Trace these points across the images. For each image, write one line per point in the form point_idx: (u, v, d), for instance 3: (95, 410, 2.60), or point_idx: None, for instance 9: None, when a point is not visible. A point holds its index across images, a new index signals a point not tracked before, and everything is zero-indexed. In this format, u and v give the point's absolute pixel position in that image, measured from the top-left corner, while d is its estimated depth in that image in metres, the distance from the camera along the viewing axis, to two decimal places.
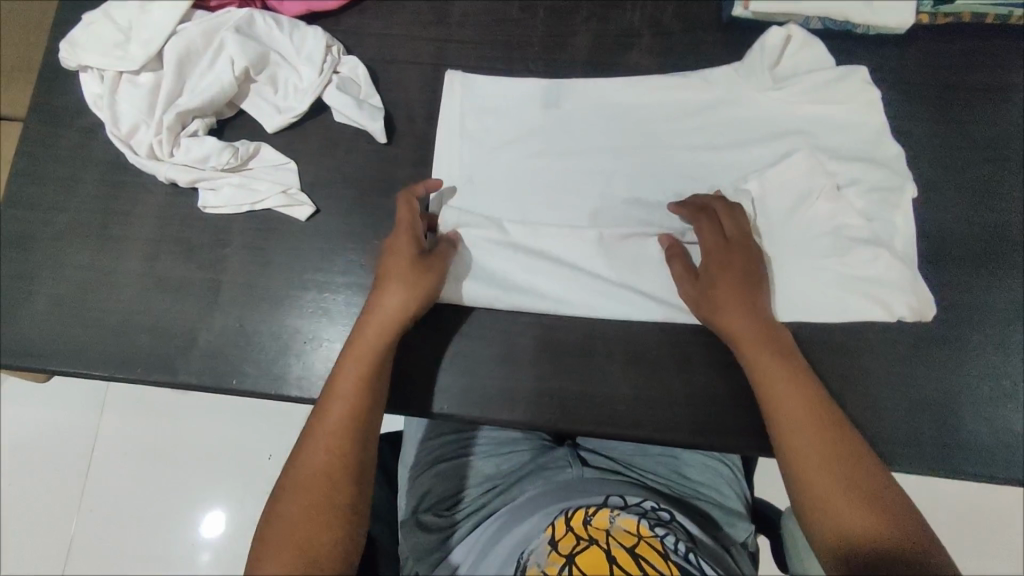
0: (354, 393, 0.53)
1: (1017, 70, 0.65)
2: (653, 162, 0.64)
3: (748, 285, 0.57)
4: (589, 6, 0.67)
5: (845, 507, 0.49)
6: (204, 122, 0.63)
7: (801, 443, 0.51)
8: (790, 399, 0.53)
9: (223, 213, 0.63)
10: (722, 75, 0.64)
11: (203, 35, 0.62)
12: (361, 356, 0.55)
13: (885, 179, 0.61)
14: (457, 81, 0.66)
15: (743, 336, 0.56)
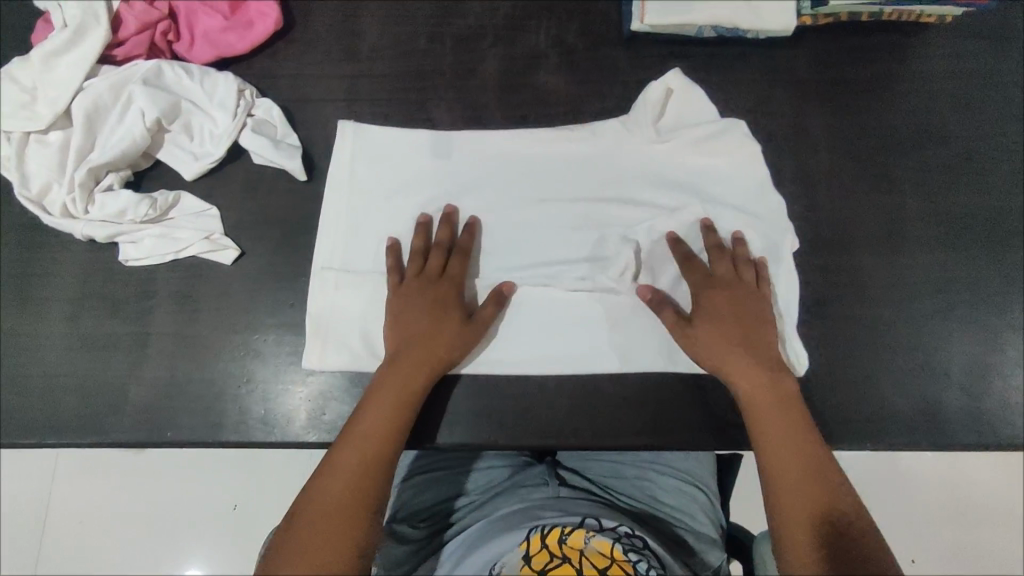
0: (395, 405, 0.57)
1: (904, 60, 0.69)
2: (565, 183, 0.66)
3: (740, 316, 0.60)
4: (494, 32, 0.70)
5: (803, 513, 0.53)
6: (118, 175, 0.63)
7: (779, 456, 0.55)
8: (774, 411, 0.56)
9: (146, 265, 0.63)
10: (611, 128, 0.66)
11: (110, 89, 0.63)
12: (406, 373, 0.58)
13: (765, 229, 0.63)
14: (349, 132, 0.66)
15: (740, 350, 0.58)
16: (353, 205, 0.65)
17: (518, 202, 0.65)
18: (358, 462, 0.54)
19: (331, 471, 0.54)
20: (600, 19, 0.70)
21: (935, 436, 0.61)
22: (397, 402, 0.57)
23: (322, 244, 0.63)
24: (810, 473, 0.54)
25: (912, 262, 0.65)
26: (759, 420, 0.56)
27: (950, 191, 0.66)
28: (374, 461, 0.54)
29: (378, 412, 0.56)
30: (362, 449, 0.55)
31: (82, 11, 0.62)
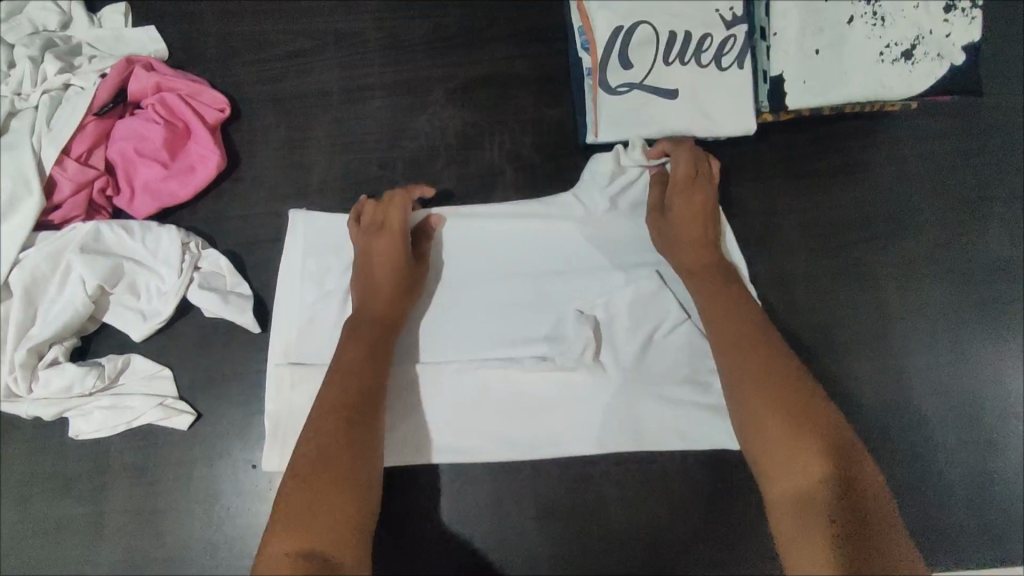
0: (352, 392, 0.52)
1: (869, 148, 0.66)
2: (527, 282, 0.62)
3: (700, 219, 0.59)
4: (447, 151, 0.67)
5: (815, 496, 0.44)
6: (62, 347, 0.60)
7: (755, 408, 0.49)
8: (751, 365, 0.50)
9: (97, 438, 0.60)
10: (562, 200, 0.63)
11: (47, 258, 0.60)
12: (358, 356, 0.55)
13: None
14: (299, 219, 0.63)
15: (717, 316, 0.55)
16: (305, 296, 0.62)
17: (479, 306, 0.62)
18: (318, 458, 0.48)
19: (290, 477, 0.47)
20: (554, 128, 0.68)
21: (937, 551, 0.58)
22: (356, 388, 0.53)
23: (274, 340, 0.60)
24: (795, 430, 0.47)
25: (899, 362, 0.62)
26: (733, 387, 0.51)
27: (930, 283, 0.64)
28: (337, 452, 0.49)
29: (328, 400, 0.52)
30: (324, 442, 0.49)
31: (12, 182, 0.59)
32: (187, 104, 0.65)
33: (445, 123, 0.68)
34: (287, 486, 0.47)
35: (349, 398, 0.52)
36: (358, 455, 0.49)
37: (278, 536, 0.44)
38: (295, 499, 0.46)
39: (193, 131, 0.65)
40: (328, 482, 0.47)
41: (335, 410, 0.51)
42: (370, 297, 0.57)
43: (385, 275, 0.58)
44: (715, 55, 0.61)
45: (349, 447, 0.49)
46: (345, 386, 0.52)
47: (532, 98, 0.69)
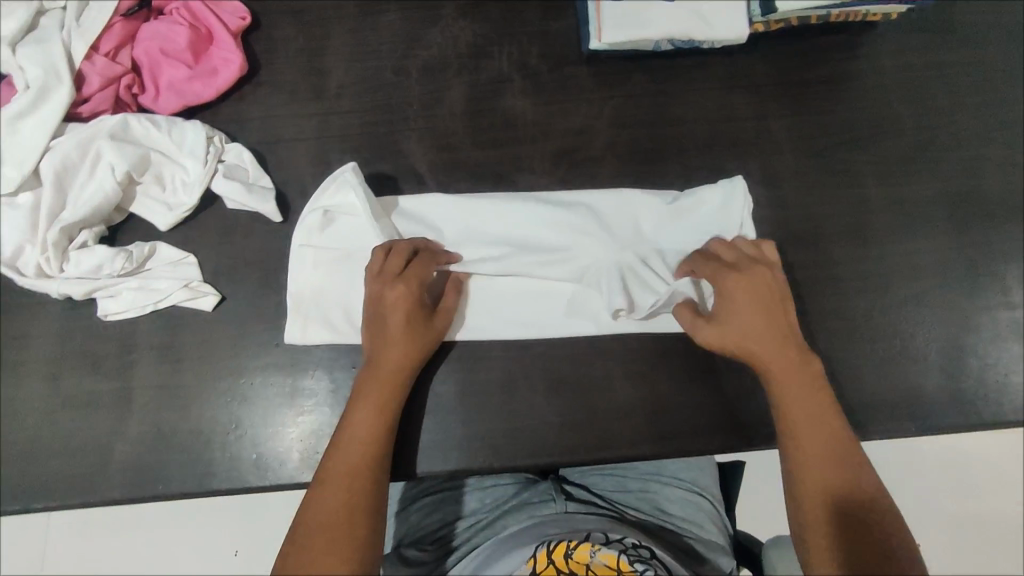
0: (372, 425, 0.55)
1: (853, 59, 0.71)
2: (532, 209, 0.66)
3: (766, 305, 0.59)
4: (458, 60, 0.71)
5: (836, 507, 0.53)
6: (92, 231, 0.63)
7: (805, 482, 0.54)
8: (799, 380, 0.57)
9: (126, 318, 0.63)
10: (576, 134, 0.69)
11: (77, 146, 0.63)
12: (381, 383, 0.57)
13: (722, 225, 0.65)
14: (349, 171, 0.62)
15: (751, 330, 0.58)
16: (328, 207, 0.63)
17: (488, 227, 0.65)
18: (345, 477, 0.53)
19: (317, 495, 0.52)
20: (559, 40, 0.72)
21: (920, 419, 0.63)
22: (380, 411, 0.56)
23: (302, 226, 0.63)
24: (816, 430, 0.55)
25: (883, 252, 0.67)
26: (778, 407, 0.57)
27: (911, 180, 0.69)
28: (355, 477, 0.53)
29: (359, 419, 0.55)
30: (349, 464, 0.53)
31: (43, 71, 0.62)
32: (210, 10, 0.68)
33: (456, 34, 0.72)
34: (316, 500, 0.52)
35: (379, 417, 0.55)
36: (374, 474, 0.53)
37: (301, 554, 0.49)
38: (313, 517, 0.51)
39: (215, 37, 0.68)
40: (347, 504, 0.51)
41: (370, 433, 0.55)
42: (388, 316, 0.58)
43: (401, 303, 0.58)
44: None
45: (373, 472, 0.53)
46: (374, 410, 0.56)
47: (538, 12, 0.72)
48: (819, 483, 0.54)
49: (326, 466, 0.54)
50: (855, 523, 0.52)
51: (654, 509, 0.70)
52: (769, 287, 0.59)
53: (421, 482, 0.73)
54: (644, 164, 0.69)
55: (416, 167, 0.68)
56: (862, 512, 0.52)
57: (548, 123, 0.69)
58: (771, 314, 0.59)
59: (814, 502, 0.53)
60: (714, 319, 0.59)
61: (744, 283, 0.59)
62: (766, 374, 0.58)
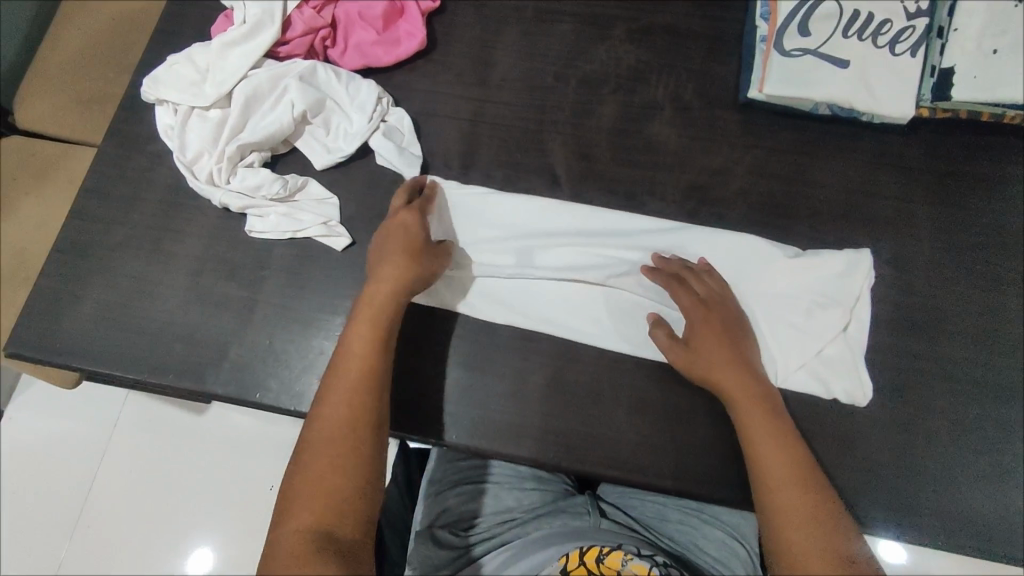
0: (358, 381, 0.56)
1: (1016, 165, 0.69)
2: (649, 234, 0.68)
3: (728, 343, 0.60)
4: (617, 79, 0.74)
5: (815, 526, 0.51)
6: (260, 155, 0.70)
7: (790, 534, 0.51)
8: (753, 411, 0.57)
9: (267, 238, 0.69)
10: (712, 174, 0.70)
11: (269, 80, 0.70)
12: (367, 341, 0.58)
13: (840, 293, 0.64)
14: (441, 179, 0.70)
15: (721, 364, 0.59)
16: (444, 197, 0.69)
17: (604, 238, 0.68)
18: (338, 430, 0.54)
19: (312, 447, 0.53)
20: (718, 82, 0.74)
21: (1010, 546, 0.59)
22: (363, 365, 0.57)
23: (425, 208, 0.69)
24: (803, 481, 0.53)
25: (1008, 365, 0.64)
26: (754, 431, 0.56)
27: None
28: (347, 431, 0.54)
29: (345, 376, 0.56)
30: (340, 418, 0.54)
31: (261, 11, 0.71)
32: None
33: (620, 56, 0.75)
34: (309, 453, 0.53)
35: (365, 371, 0.56)
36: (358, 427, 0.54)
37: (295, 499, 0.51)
38: (308, 467, 0.52)
39: (406, 12, 0.75)
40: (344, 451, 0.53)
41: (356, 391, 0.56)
42: (379, 282, 0.60)
43: (389, 268, 0.61)
44: (891, 39, 0.67)
45: (363, 423, 0.55)
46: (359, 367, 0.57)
47: (703, 52, 0.75)
48: (795, 535, 0.51)
49: (318, 419, 0.55)
50: (833, 542, 0.50)
51: (689, 546, 0.68)
52: (722, 321, 0.62)
53: (456, 464, 0.72)
54: (775, 218, 0.69)
55: (554, 168, 0.71)
56: (837, 536, 0.51)
57: (688, 156, 0.71)
58: (733, 350, 0.60)
59: (794, 521, 0.51)
60: (687, 344, 0.61)
61: (704, 316, 0.61)
62: (737, 412, 0.58)
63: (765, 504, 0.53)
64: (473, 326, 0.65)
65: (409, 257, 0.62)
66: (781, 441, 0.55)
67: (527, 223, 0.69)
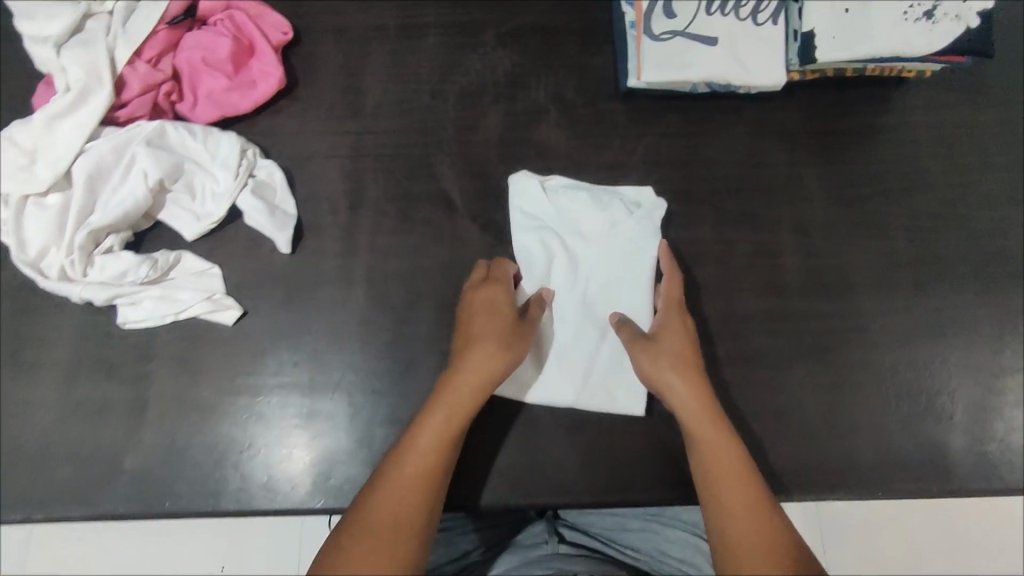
0: (457, 412, 0.53)
1: (884, 112, 0.71)
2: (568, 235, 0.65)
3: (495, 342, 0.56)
4: (496, 88, 0.71)
5: (756, 513, 0.49)
6: (118, 237, 0.62)
7: (738, 525, 0.49)
8: (707, 418, 0.54)
9: (145, 326, 0.62)
10: (607, 169, 0.69)
11: (113, 151, 0.62)
12: (485, 367, 0.55)
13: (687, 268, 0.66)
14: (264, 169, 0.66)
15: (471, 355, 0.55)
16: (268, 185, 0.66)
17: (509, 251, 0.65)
18: (433, 443, 0.52)
19: (402, 455, 0.51)
20: (598, 75, 0.72)
21: (942, 482, 0.61)
22: (481, 374, 0.54)
23: (250, 206, 0.64)
24: (752, 483, 0.51)
25: (912, 305, 0.66)
26: (699, 434, 0.54)
27: (939, 237, 0.68)
28: (425, 468, 0.51)
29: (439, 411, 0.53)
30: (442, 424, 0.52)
31: (84, 72, 0.62)
32: (253, 23, 0.69)
33: (493, 62, 0.72)
34: (418, 429, 0.52)
35: (481, 383, 0.54)
36: (448, 473, 0.52)
37: (370, 501, 0.49)
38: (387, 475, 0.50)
39: (257, 50, 0.69)
40: (425, 457, 0.51)
41: (447, 417, 0.53)
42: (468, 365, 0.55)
43: (486, 356, 0.55)
44: (752, 10, 0.67)
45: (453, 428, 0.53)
46: (494, 355, 0.55)
47: (577, 46, 0.73)
48: (742, 536, 0.48)
49: (415, 433, 0.52)
50: (777, 540, 0.48)
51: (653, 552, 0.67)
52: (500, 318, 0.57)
53: None
54: (678, 203, 0.68)
55: (447, 191, 0.67)
56: (791, 547, 0.48)
57: (581, 156, 0.69)
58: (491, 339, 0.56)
59: (743, 530, 0.49)
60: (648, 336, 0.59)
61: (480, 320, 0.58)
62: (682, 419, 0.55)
63: (712, 506, 0.51)
64: (393, 375, 0.61)
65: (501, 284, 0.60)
66: (735, 450, 0.52)
67: (357, 231, 0.66)
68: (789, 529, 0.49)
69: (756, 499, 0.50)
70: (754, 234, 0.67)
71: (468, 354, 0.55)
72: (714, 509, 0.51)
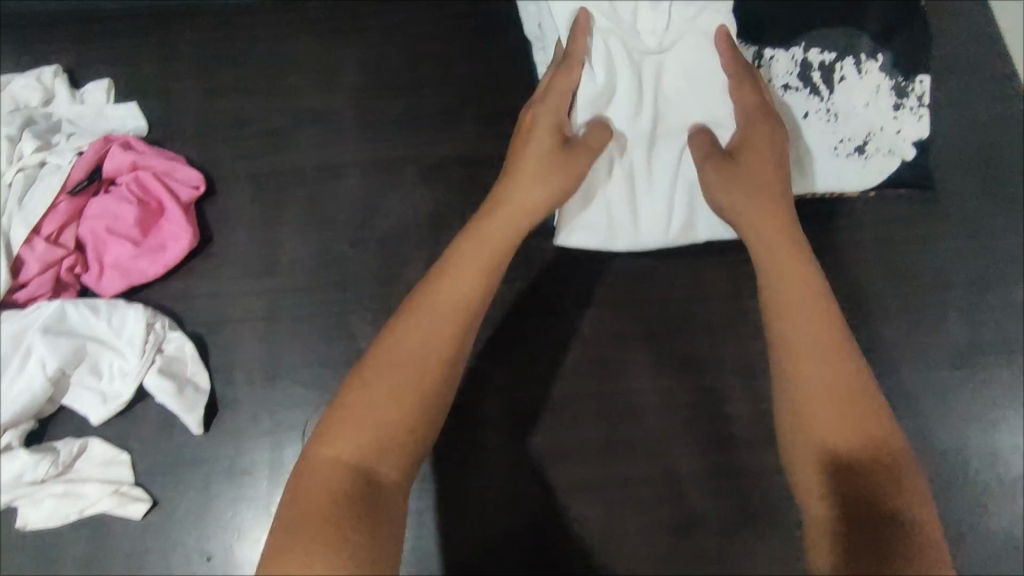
0: (429, 351, 0.46)
1: (831, 232, 0.66)
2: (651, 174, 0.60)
3: (540, 172, 0.55)
4: (419, 231, 0.68)
5: (877, 504, 0.42)
6: (17, 431, 0.59)
7: (834, 484, 0.43)
8: (819, 338, 0.48)
9: (48, 527, 0.58)
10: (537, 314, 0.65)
11: (7, 339, 0.59)
12: (487, 243, 0.52)
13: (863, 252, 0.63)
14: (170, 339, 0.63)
15: (478, 236, 0.52)
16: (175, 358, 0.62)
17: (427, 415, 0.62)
18: (416, 342, 0.46)
19: (382, 355, 0.45)
20: None
21: None
22: (478, 273, 0.50)
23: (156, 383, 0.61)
24: (853, 407, 0.45)
25: None
26: (789, 384, 0.48)
27: (893, 371, 0.64)
28: (424, 381, 0.45)
29: (473, 249, 0.51)
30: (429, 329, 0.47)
31: None
32: (161, 182, 0.66)
33: (416, 203, 0.69)
34: (391, 335, 0.47)
35: (481, 277, 0.50)
36: (416, 425, 0.44)
37: (334, 420, 0.43)
38: (363, 385, 0.44)
39: (166, 210, 0.67)
40: (406, 377, 0.45)
41: (443, 324, 0.47)
42: (450, 268, 0.50)
43: (532, 191, 0.54)
44: None
45: (449, 338, 0.47)
46: (466, 274, 0.50)
47: None
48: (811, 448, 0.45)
49: (384, 342, 0.46)
50: (891, 529, 0.41)
51: None
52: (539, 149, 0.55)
53: None
54: (613, 350, 0.64)
55: (369, 352, 0.64)
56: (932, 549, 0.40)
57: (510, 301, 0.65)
58: (542, 168, 0.55)
59: (847, 494, 0.43)
60: (726, 154, 0.56)
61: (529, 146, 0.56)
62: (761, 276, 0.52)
63: (799, 424, 0.47)
64: None
65: (564, 102, 0.57)
66: (834, 356, 0.47)
67: (274, 402, 0.62)
68: (927, 513, 0.42)
69: (888, 478, 0.43)
70: (695, 379, 0.64)
71: (466, 245, 0.52)
72: (795, 430, 0.47)
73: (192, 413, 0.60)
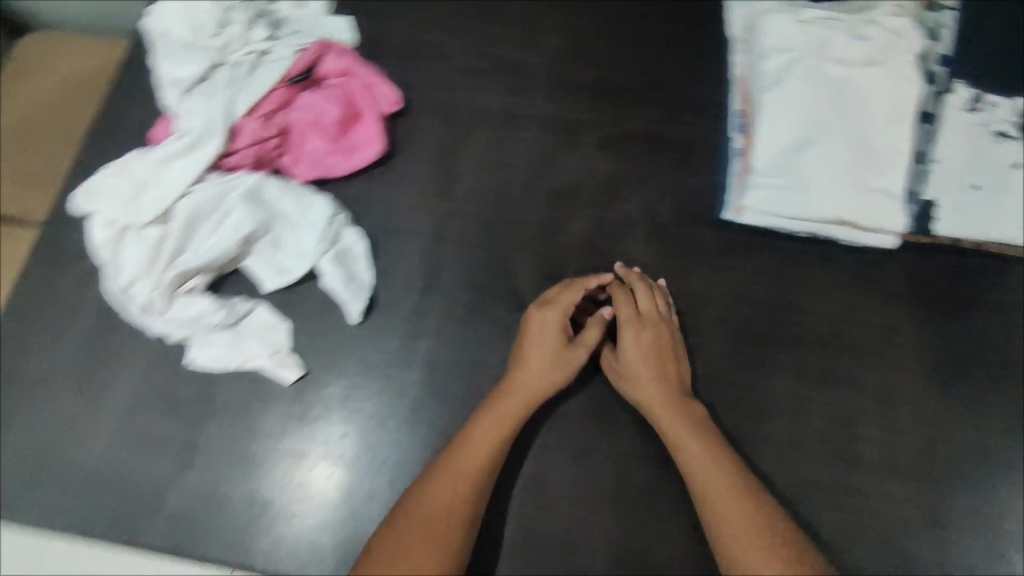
0: (483, 455, 0.57)
1: (995, 291, 0.66)
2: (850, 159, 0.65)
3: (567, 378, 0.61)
4: (589, 193, 0.71)
5: (766, 558, 0.50)
6: (203, 278, 0.65)
7: (740, 545, 0.51)
8: (696, 444, 0.57)
9: (209, 370, 0.64)
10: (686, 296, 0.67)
11: (214, 196, 0.65)
12: (539, 387, 0.60)
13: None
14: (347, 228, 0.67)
15: (525, 364, 0.61)
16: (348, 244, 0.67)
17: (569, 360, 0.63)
18: (464, 473, 0.56)
19: (457, 451, 0.56)
20: (694, 197, 0.70)
21: None
22: (528, 394, 0.59)
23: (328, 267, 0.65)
24: (726, 499, 0.54)
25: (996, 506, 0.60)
26: (695, 472, 0.56)
27: None
28: (477, 465, 0.56)
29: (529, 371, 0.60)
30: (476, 459, 0.56)
31: (202, 123, 0.66)
32: (366, 92, 0.71)
33: (591, 165, 0.72)
34: (443, 462, 0.56)
35: (532, 393, 0.59)
36: (484, 491, 0.56)
37: (401, 529, 0.53)
38: (433, 487, 0.55)
39: (364, 117, 0.71)
40: (465, 473, 0.55)
41: (493, 433, 0.58)
42: (525, 372, 0.60)
43: (548, 347, 0.61)
44: None
45: (503, 433, 0.58)
46: (498, 436, 0.57)
47: (678, 163, 0.72)
48: (734, 528, 0.52)
49: (439, 466, 0.56)
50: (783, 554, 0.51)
51: None
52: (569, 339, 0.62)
53: None
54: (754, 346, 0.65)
55: (522, 291, 0.67)
56: None
57: (664, 279, 0.67)
58: (563, 356, 0.61)
59: (747, 552, 0.51)
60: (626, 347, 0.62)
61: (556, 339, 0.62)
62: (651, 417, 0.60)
63: (707, 508, 0.54)
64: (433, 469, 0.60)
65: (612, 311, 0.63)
66: (716, 458, 0.56)
67: (428, 312, 0.66)
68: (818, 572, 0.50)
69: (761, 524, 0.52)
70: (832, 395, 0.64)
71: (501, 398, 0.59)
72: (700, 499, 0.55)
73: (354, 300, 0.65)
